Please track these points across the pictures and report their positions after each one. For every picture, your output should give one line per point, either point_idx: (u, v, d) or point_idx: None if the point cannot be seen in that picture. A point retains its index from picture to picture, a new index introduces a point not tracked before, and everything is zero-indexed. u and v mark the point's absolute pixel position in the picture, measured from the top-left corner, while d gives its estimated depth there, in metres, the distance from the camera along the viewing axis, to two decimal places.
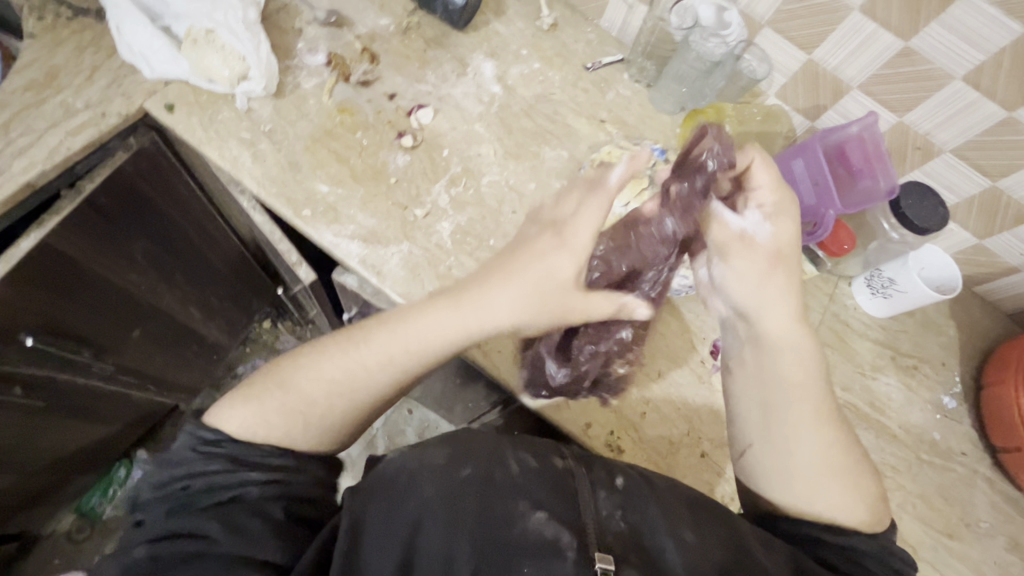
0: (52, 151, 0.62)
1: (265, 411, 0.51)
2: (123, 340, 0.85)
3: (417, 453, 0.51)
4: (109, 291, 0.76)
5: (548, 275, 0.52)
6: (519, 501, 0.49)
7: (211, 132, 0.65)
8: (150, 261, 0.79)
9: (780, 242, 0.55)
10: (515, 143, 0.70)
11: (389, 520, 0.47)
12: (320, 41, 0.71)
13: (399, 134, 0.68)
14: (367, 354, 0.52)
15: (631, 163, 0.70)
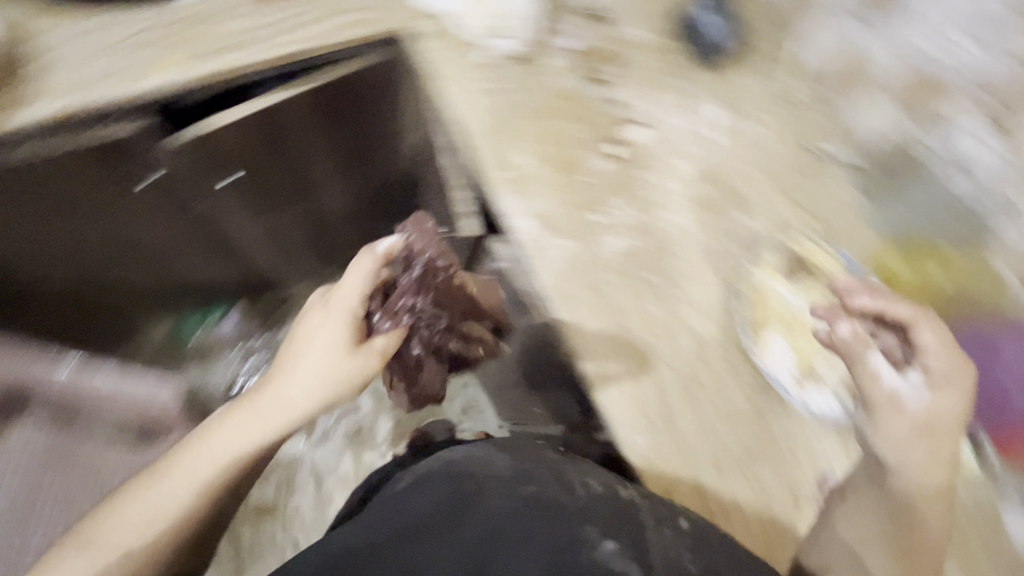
0: (315, 36, 0.69)
1: (75, 570, 0.60)
2: (278, 215, 0.93)
3: (485, 466, 0.62)
4: (287, 165, 0.84)
5: (328, 358, 0.63)
6: (584, 526, 0.54)
7: (450, 71, 0.68)
8: (326, 157, 0.85)
9: (932, 413, 0.54)
10: (712, 194, 0.68)
11: (461, 517, 0.56)
12: (574, 27, 0.72)
13: (607, 139, 0.68)
14: (181, 470, 0.63)
15: (815, 260, 0.64)
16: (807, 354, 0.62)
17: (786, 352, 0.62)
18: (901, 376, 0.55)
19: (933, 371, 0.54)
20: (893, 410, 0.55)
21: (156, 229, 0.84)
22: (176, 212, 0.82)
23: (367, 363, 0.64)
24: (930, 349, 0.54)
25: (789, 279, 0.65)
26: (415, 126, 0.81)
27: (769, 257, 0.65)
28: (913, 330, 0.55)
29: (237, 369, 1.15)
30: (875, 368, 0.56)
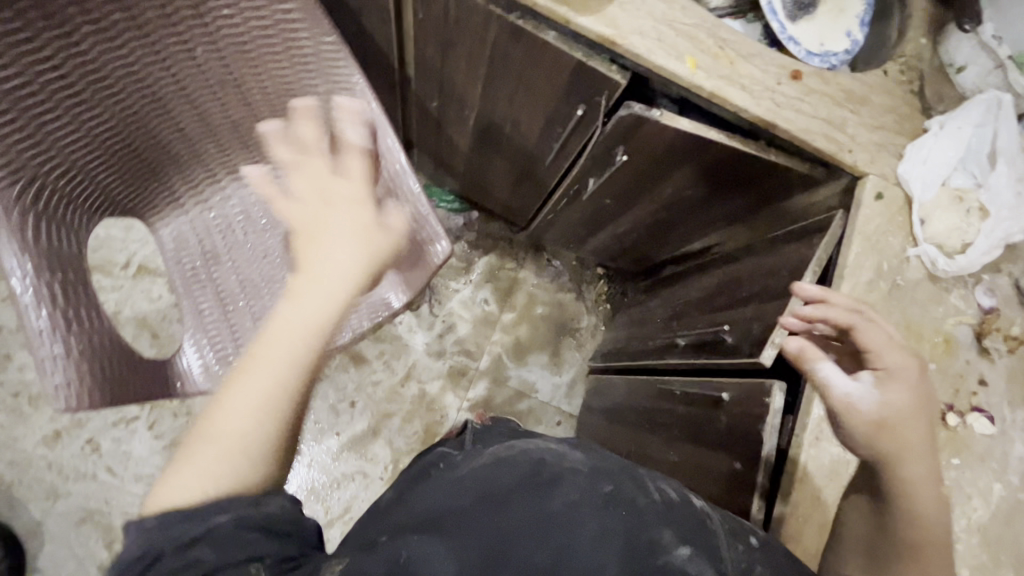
0: (802, 130, 0.68)
1: (199, 467, 0.53)
2: (597, 196, 0.98)
3: (559, 456, 0.58)
4: (645, 180, 0.86)
5: (349, 235, 0.64)
6: (664, 532, 0.50)
7: (873, 242, 0.67)
8: (679, 199, 0.87)
9: (889, 410, 0.56)
10: (999, 534, 0.61)
11: (537, 505, 0.52)
12: (1000, 292, 0.68)
13: (951, 404, 0.63)
14: (274, 354, 0.58)
15: None
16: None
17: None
18: (851, 379, 0.58)
19: (878, 368, 0.57)
20: (850, 413, 0.56)
21: (521, 128, 0.91)
22: (543, 133, 0.89)
23: (385, 238, 0.66)
24: (875, 351, 0.57)
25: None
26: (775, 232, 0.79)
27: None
28: (856, 334, 0.57)
29: None
30: (830, 376, 0.58)
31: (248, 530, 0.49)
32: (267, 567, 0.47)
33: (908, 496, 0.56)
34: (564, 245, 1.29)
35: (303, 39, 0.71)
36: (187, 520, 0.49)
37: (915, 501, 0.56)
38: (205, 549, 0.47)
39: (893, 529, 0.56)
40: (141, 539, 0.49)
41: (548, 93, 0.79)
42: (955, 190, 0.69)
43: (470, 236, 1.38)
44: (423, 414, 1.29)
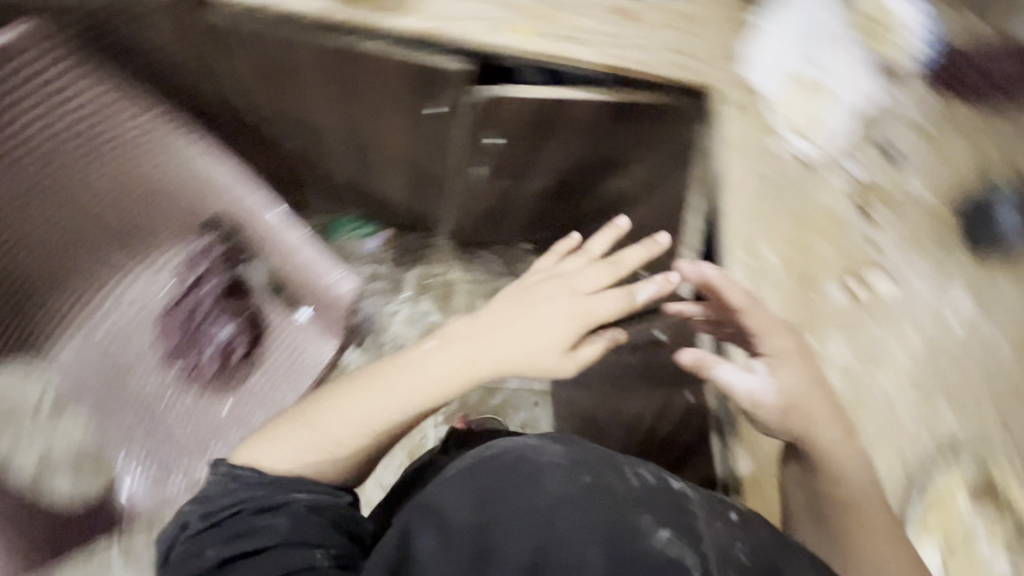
0: (646, 63, 0.70)
1: (293, 447, 0.58)
2: (489, 186, 0.97)
3: (540, 452, 0.56)
4: (528, 154, 0.86)
5: (537, 345, 0.61)
6: (641, 515, 0.49)
7: (741, 149, 0.70)
8: (567, 162, 0.87)
9: (792, 397, 0.56)
10: (926, 376, 0.65)
11: (520, 502, 0.51)
12: (867, 158, 0.71)
13: (851, 275, 0.67)
14: (399, 393, 0.59)
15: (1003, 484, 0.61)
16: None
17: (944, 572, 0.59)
18: (748, 374, 0.58)
19: (766, 356, 0.59)
20: (758, 409, 0.57)
21: (389, 145, 0.89)
22: (414, 143, 0.87)
23: (557, 364, 0.61)
24: (762, 336, 0.59)
25: (974, 494, 0.61)
26: (677, 173, 0.81)
27: (959, 462, 0.62)
28: (746, 317, 0.59)
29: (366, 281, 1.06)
30: (730, 379, 0.57)
31: (317, 517, 0.53)
32: (329, 555, 0.50)
33: (834, 450, 0.56)
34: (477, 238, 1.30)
35: (134, 127, 0.78)
36: (268, 488, 0.54)
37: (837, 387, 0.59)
38: (278, 520, 0.51)
39: (817, 488, 0.57)
40: (229, 490, 0.55)
41: (400, 103, 0.78)
42: (804, 78, 0.71)
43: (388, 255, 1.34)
44: (403, 442, 1.28)
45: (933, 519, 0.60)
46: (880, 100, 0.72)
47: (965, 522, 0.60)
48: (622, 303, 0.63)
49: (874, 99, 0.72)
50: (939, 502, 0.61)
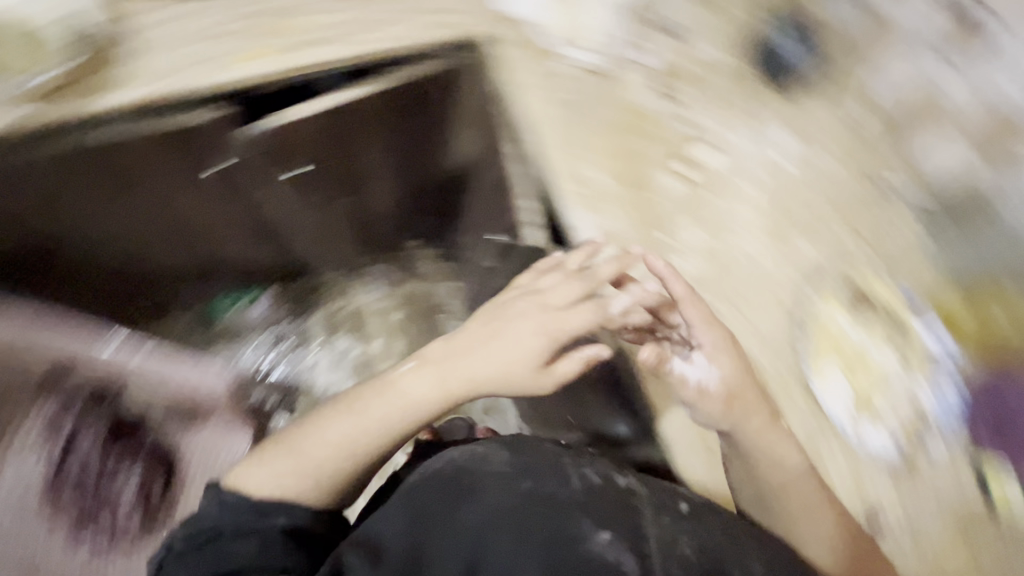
0: (392, 40, 0.73)
1: (278, 471, 0.63)
2: (336, 218, 0.93)
3: (485, 460, 0.65)
4: (341, 167, 0.85)
5: (512, 360, 0.66)
6: (583, 519, 0.57)
7: (529, 86, 0.73)
8: (387, 159, 0.86)
9: (732, 386, 0.63)
10: (775, 222, 0.68)
11: (459, 516, 0.59)
12: (653, 44, 0.72)
13: (675, 158, 0.70)
14: (372, 416, 0.65)
15: (868, 289, 0.66)
16: (867, 392, 0.64)
17: (849, 389, 0.64)
18: (692, 366, 0.66)
19: (704, 348, 0.65)
20: (704, 397, 0.65)
21: (205, 224, 0.85)
22: (226, 205, 0.84)
23: (533, 381, 0.66)
24: (699, 328, 0.65)
25: (850, 311, 0.66)
26: (473, 132, 0.82)
27: (829, 289, 0.66)
28: (684, 306, 0.65)
29: (262, 356, 1.03)
30: (682, 371, 0.67)
31: (285, 539, 0.59)
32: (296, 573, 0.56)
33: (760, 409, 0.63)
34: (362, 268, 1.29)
35: None
36: (248, 513, 0.60)
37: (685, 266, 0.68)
38: (252, 542, 0.58)
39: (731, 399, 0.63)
40: (213, 514, 0.60)
41: (183, 170, 0.78)
42: None
43: None
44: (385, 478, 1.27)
45: (824, 348, 0.65)
46: None
47: (851, 339, 0.65)
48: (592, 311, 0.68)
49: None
50: (824, 331, 0.65)
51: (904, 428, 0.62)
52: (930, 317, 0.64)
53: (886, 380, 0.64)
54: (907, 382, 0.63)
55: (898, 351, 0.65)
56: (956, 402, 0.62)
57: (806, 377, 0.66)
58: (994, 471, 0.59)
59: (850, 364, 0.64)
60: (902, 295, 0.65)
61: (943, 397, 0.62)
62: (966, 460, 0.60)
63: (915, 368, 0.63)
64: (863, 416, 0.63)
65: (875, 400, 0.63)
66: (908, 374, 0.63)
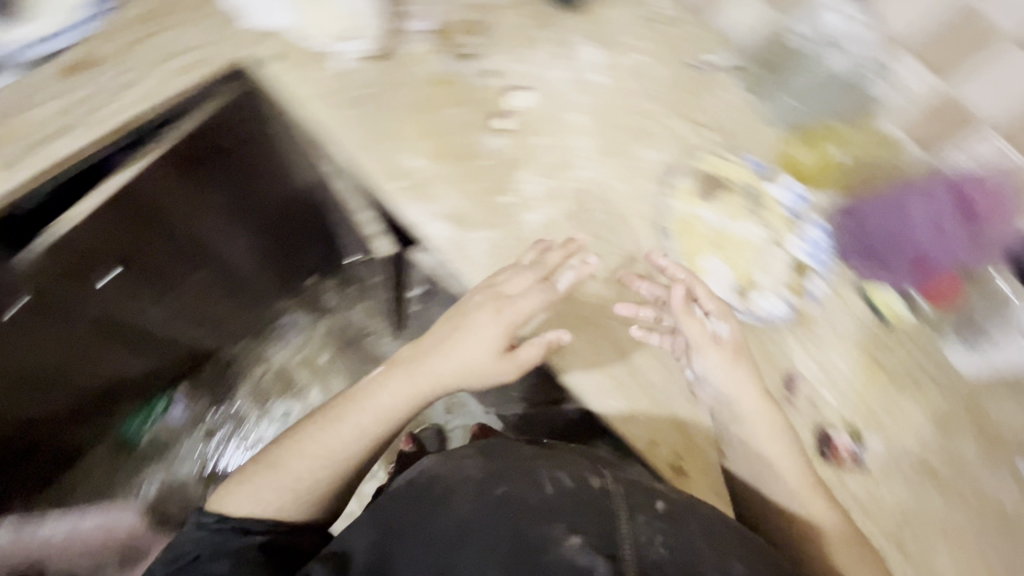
0: (149, 92, 0.63)
1: (259, 492, 0.61)
2: (200, 282, 0.92)
3: (455, 465, 0.59)
4: (178, 234, 0.81)
5: (469, 353, 0.59)
6: (553, 524, 0.51)
7: (318, 94, 0.63)
8: (224, 209, 0.83)
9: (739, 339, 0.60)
10: (611, 139, 0.68)
11: (427, 525, 0.54)
12: (428, 7, 0.68)
13: (495, 114, 0.65)
14: (343, 434, 0.61)
15: (723, 173, 0.68)
16: (745, 269, 0.66)
17: (727, 273, 0.66)
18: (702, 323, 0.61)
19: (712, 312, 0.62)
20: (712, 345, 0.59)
21: (55, 348, 0.80)
22: (69, 326, 0.78)
23: (497, 369, 0.59)
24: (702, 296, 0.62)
25: (707, 200, 0.67)
26: (297, 158, 0.81)
27: (682, 184, 0.67)
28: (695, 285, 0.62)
29: (200, 449, 1.23)
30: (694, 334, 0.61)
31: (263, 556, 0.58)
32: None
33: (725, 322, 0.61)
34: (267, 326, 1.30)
35: None
36: (226, 535, 0.59)
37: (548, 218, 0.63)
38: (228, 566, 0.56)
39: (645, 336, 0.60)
40: (194, 539, 0.60)
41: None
42: None
43: (204, 402, 1.25)
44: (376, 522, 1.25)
45: (694, 244, 0.66)
46: None
47: (716, 227, 0.67)
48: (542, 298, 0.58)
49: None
50: (688, 229, 0.66)
51: (785, 289, 0.65)
52: (780, 177, 0.68)
53: (758, 251, 0.66)
54: (775, 245, 0.66)
55: (760, 220, 0.67)
56: (824, 245, 0.65)
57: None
58: (880, 292, 0.64)
59: (723, 249, 0.66)
60: (748, 165, 0.68)
61: (812, 244, 0.65)
62: (843, 291, 0.65)
63: (779, 229, 0.66)
64: (746, 293, 0.65)
65: (754, 274, 0.65)
66: (776, 236, 0.66)
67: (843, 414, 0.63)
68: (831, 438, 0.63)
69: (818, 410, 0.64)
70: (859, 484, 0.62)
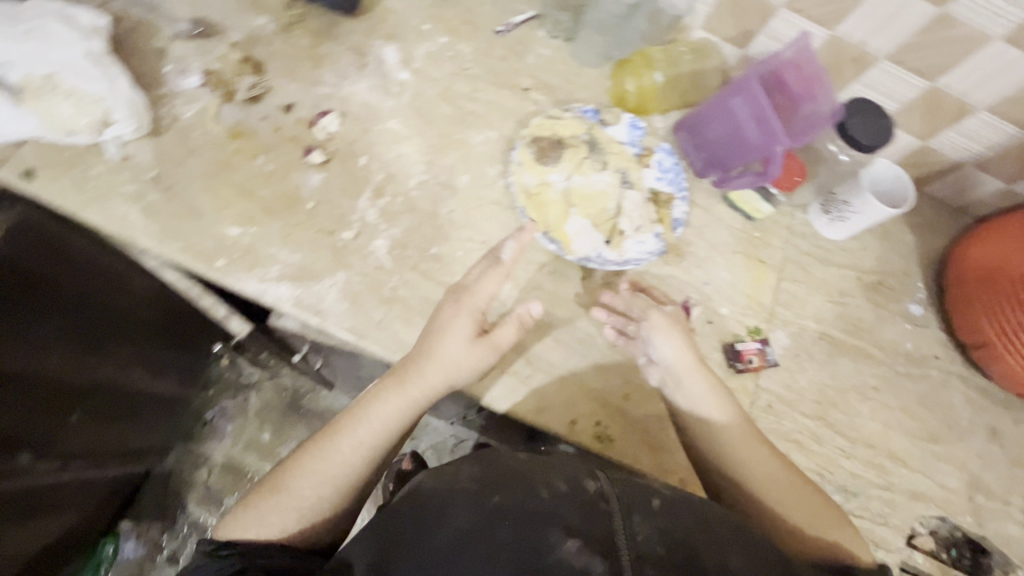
0: None
1: (262, 515, 0.51)
2: (84, 419, 0.79)
3: (452, 479, 0.48)
4: (33, 383, 0.67)
5: (451, 352, 0.53)
6: (550, 531, 0.42)
7: (95, 194, 0.55)
8: (73, 339, 0.71)
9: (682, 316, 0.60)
10: (437, 134, 0.65)
11: (415, 545, 0.43)
12: (190, 59, 0.61)
13: (305, 150, 0.60)
14: (343, 454, 0.53)
15: (563, 133, 0.66)
16: (608, 217, 0.64)
17: (592, 227, 0.63)
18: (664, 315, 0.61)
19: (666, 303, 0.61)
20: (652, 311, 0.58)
21: None
22: None
23: (478, 360, 0.53)
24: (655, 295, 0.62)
25: (551, 162, 0.64)
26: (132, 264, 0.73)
27: (521, 154, 0.64)
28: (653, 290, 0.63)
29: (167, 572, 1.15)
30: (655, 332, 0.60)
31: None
32: None
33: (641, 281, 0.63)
34: (192, 424, 1.22)
35: None
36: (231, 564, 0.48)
37: (397, 237, 0.59)
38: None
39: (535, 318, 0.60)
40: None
41: None
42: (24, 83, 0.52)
43: (154, 529, 1.16)
44: None
45: (551, 210, 0.63)
46: (105, 20, 0.57)
47: (568, 185, 0.64)
48: (500, 275, 0.54)
49: (95, 19, 0.56)
50: (541, 199, 0.63)
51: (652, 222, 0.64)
52: (617, 115, 0.68)
53: (616, 195, 0.64)
54: (630, 183, 0.65)
55: (608, 165, 0.66)
56: (673, 167, 0.67)
57: (554, 246, 0.61)
58: (737, 193, 0.67)
59: (581, 205, 0.63)
60: (584, 116, 0.68)
61: (664, 168, 0.67)
62: (702, 201, 0.68)
63: (630, 166, 0.66)
64: (616, 239, 0.63)
65: (619, 218, 0.64)
66: (627, 175, 0.66)
67: (741, 321, 0.65)
68: (736, 348, 0.63)
69: (719, 328, 0.64)
70: (776, 382, 0.63)
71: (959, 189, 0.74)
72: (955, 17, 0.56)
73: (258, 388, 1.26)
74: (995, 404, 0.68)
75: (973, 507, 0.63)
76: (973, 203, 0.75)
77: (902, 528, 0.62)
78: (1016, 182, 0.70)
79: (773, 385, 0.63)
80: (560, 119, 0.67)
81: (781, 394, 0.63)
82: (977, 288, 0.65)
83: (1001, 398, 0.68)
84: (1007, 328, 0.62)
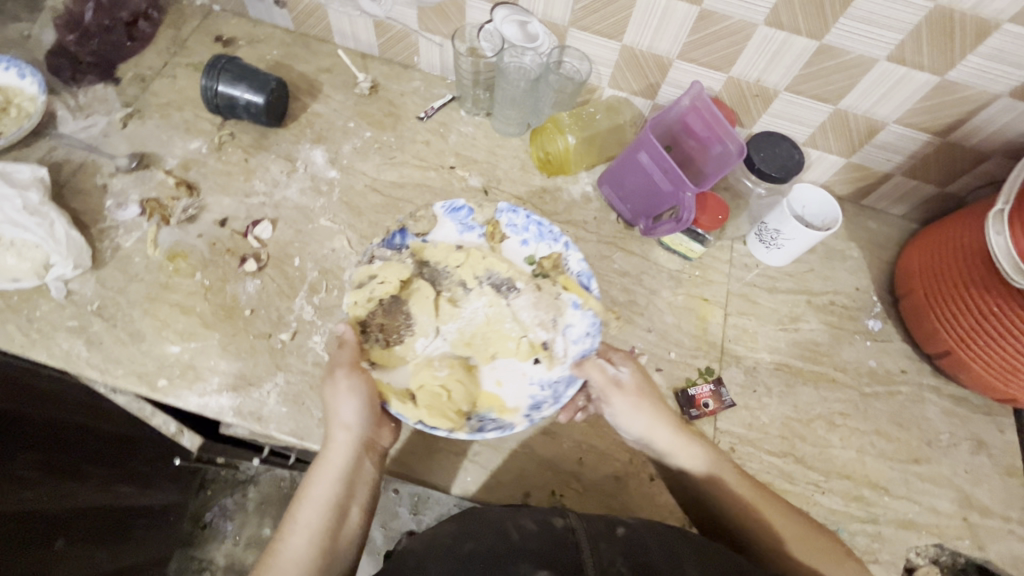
0: None
1: None
2: (74, 547, 0.76)
3: (427, 537, 0.45)
4: (8, 521, 0.65)
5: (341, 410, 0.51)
6: (521, 568, 0.41)
7: (40, 332, 0.57)
8: (46, 470, 0.70)
9: (640, 377, 0.56)
10: (368, 224, 0.68)
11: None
12: (129, 192, 0.65)
13: (241, 260, 0.63)
14: (297, 548, 0.47)
15: (392, 289, 0.58)
16: (518, 340, 0.58)
17: (512, 367, 0.58)
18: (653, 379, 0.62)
19: (620, 360, 0.57)
20: (610, 386, 0.55)
21: None
22: None
23: (356, 400, 0.51)
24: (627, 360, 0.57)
25: (408, 332, 0.57)
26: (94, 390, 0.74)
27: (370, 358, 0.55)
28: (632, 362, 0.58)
29: None
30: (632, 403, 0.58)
31: None
32: None
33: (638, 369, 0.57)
34: (187, 530, 1.17)
35: None
36: None
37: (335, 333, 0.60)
38: None
39: None
40: None
41: None
42: None
43: None
44: None
45: (457, 392, 0.55)
46: (45, 170, 0.62)
47: (452, 337, 0.59)
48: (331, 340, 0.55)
49: (28, 172, 0.60)
50: (432, 390, 0.54)
51: (562, 303, 0.60)
52: (430, 219, 0.62)
53: (504, 312, 0.59)
54: (510, 285, 0.60)
55: (471, 284, 0.60)
56: (527, 222, 0.62)
57: (504, 430, 0.54)
58: (669, 237, 0.67)
59: (479, 351, 0.58)
60: (398, 244, 0.61)
61: (518, 228, 0.62)
62: (634, 249, 0.69)
63: (491, 261, 0.61)
64: (546, 355, 0.58)
65: (527, 332, 0.58)
66: (499, 276, 0.61)
67: (692, 364, 0.64)
68: (689, 394, 0.62)
69: (669, 375, 0.63)
70: (736, 422, 0.62)
71: (895, 197, 0.74)
72: (835, 47, 0.58)
73: (256, 481, 1.25)
74: (975, 412, 0.65)
75: (969, 528, 0.59)
76: (914, 209, 0.75)
77: (896, 562, 0.58)
78: (948, 184, 0.69)
79: (735, 426, 0.62)
80: (375, 276, 0.58)
81: (743, 434, 0.62)
82: (925, 284, 0.64)
83: (981, 404, 0.65)
84: (963, 335, 0.60)
